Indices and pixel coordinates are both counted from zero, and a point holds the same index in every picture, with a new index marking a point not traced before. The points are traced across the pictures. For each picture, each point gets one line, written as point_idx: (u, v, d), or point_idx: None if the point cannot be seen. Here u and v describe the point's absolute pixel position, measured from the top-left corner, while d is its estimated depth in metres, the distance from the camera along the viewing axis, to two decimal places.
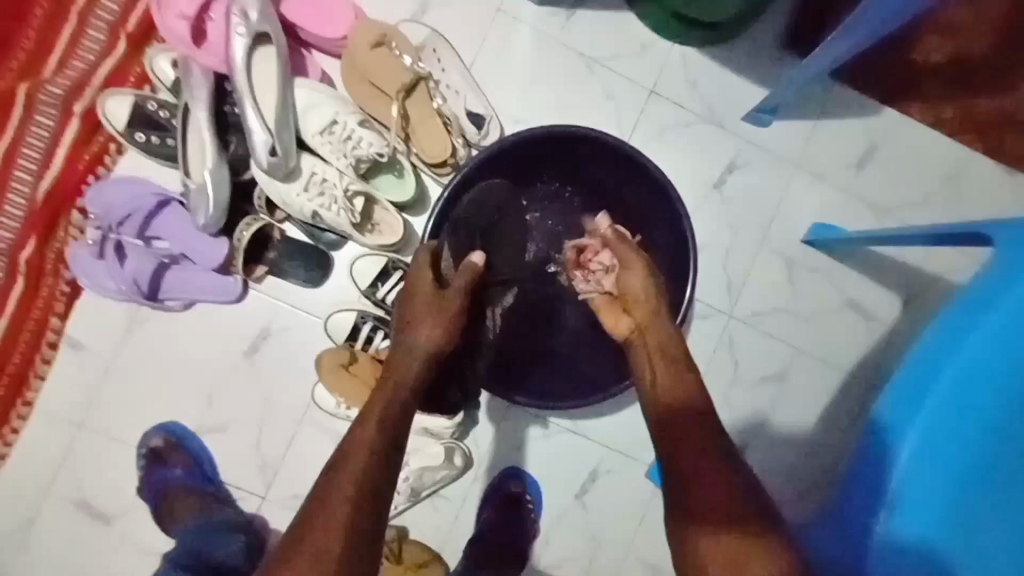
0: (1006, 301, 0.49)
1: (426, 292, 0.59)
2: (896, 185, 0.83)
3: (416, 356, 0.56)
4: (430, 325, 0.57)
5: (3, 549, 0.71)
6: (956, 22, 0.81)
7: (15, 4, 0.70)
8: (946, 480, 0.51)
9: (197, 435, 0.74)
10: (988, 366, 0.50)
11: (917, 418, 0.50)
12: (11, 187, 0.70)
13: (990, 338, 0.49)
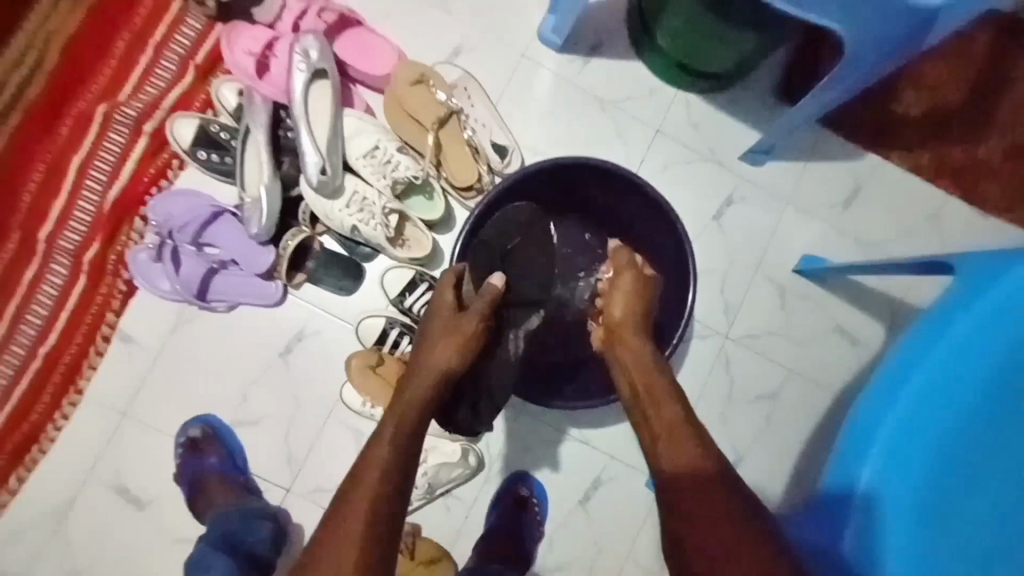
0: (964, 320, 0.56)
1: (445, 314, 0.64)
2: (879, 223, 0.91)
3: (432, 374, 0.60)
4: (447, 344, 0.62)
5: (43, 528, 0.76)
6: (929, 81, 0.91)
7: (101, 35, 0.79)
8: (916, 480, 0.57)
9: (232, 427, 0.79)
10: (951, 377, 0.56)
11: (885, 417, 0.56)
12: (83, 194, 0.78)
13: (935, 363, 0.56)
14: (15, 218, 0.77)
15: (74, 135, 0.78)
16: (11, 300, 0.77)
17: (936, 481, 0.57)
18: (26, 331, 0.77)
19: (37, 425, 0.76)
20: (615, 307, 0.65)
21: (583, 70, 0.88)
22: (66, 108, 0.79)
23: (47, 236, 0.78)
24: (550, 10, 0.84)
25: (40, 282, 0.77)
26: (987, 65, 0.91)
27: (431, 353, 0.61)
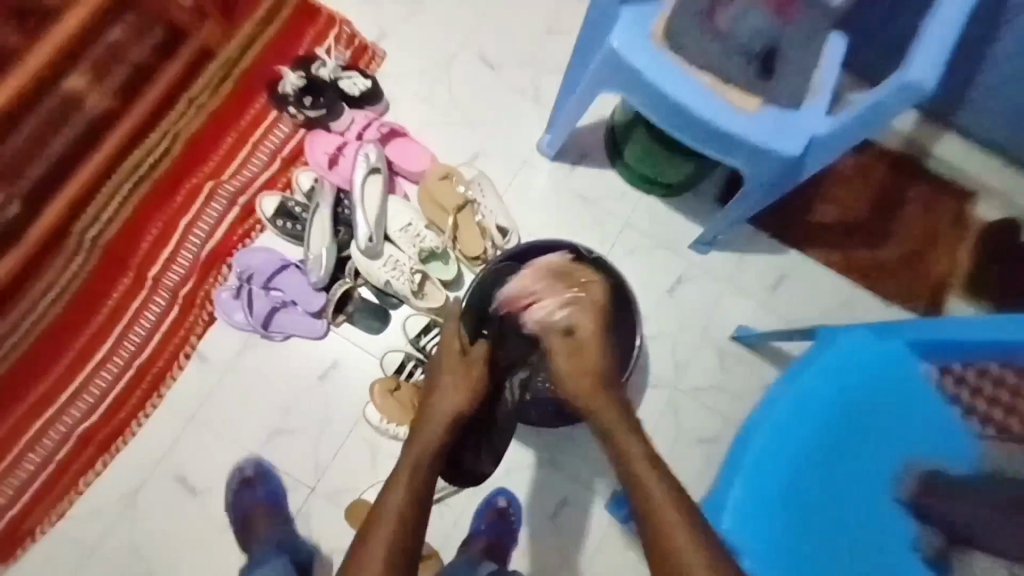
0: (830, 360, 0.75)
1: (452, 362, 0.81)
2: (800, 304, 1.15)
3: (442, 419, 0.74)
4: (454, 391, 0.77)
5: (115, 507, 0.94)
6: (838, 197, 1.18)
7: (216, 133, 1.09)
8: (799, 485, 0.72)
9: (275, 435, 0.99)
10: (824, 403, 0.74)
11: (774, 431, 0.72)
12: (186, 245, 1.04)
13: (810, 396, 0.73)
14: (134, 261, 1.02)
15: (186, 202, 1.05)
16: (120, 322, 1.00)
17: (810, 496, 0.72)
18: (128, 347, 0.99)
19: (123, 422, 0.96)
20: (575, 352, 0.76)
21: (569, 175, 1.15)
22: (183, 182, 1.06)
23: (156, 275, 1.02)
24: (546, 132, 1.13)
25: (145, 309, 1.01)
26: (883, 189, 1.19)
27: (439, 397, 0.76)
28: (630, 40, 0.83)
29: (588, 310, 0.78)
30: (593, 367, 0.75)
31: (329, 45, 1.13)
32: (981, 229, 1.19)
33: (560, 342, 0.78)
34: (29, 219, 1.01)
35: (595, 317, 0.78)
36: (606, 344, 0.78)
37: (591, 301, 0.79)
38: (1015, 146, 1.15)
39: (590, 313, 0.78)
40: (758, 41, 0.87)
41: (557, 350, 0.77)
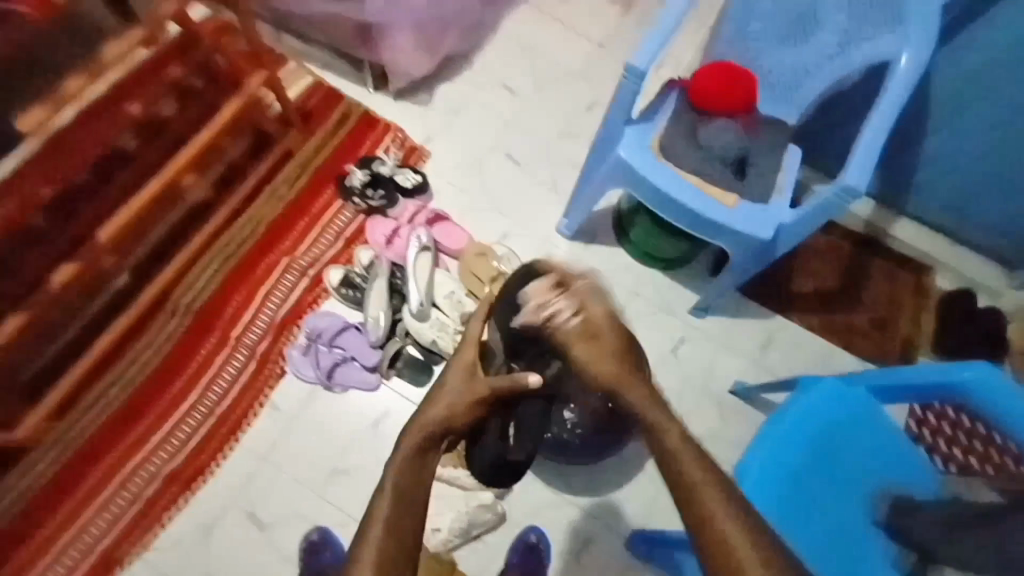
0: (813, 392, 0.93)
1: (459, 369, 0.69)
2: (787, 362, 1.32)
3: (432, 424, 0.65)
4: (450, 399, 0.66)
5: (193, 538, 1.08)
6: (814, 270, 1.38)
7: (291, 218, 1.31)
8: (795, 488, 0.87)
9: (334, 475, 1.14)
10: (811, 425, 0.90)
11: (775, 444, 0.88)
12: (264, 310, 1.24)
13: (800, 420, 0.90)
14: (220, 325, 1.22)
15: (264, 275, 1.26)
16: (206, 376, 1.18)
17: (805, 495, 0.87)
18: (212, 397, 1.17)
19: (204, 464, 1.12)
20: (594, 350, 0.64)
21: (584, 251, 1.36)
22: (263, 259, 1.28)
23: (238, 336, 1.22)
24: (564, 215, 1.35)
25: (227, 365, 1.19)
26: (852, 263, 1.39)
27: (437, 403, 0.66)
28: (631, 149, 1.08)
29: (596, 303, 0.66)
30: (614, 363, 0.63)
31: (383, 150, 1.38)
32: (937, 297, 1.38)
33: (579, 342, 0.64)
34: (134, 290, 1.21)
35: (607, 312, 0.65)
36: (621, 336, 0.65)
37: (595, 301, 0.65)
38: (958, 228, 1.37)
39: (601, 302, 0.66)
40: (731, 151, 1.09)
41: (575, 347, 0.65)
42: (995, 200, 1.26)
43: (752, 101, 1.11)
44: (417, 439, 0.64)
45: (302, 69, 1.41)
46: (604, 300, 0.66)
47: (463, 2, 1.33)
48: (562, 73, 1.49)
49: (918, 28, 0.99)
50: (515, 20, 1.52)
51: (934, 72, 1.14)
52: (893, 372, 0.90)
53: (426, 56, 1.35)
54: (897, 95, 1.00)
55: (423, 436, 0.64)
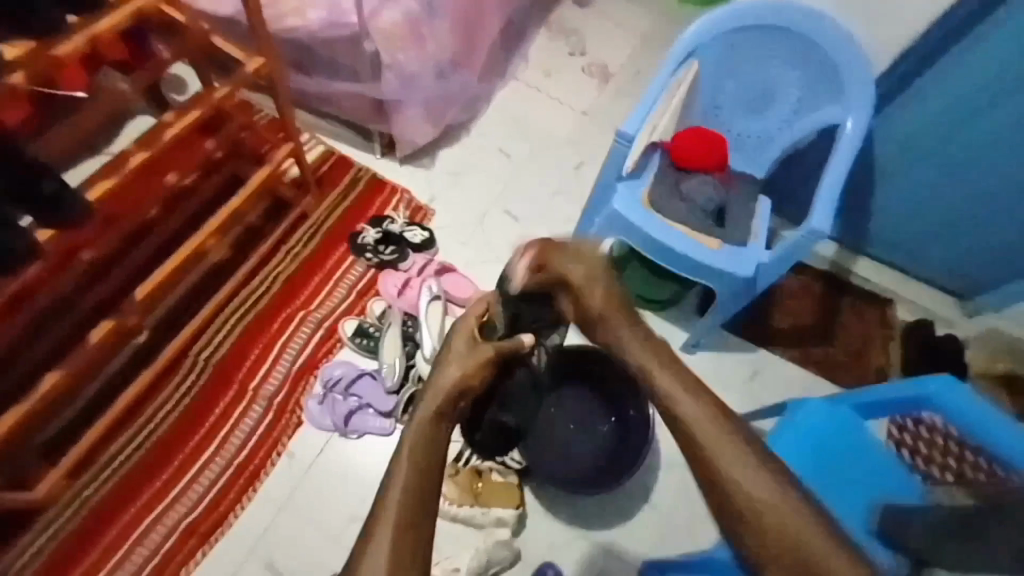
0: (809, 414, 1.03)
1: (462, 344, 0.76)
2: (774, 392, 1.42)
3: (438, 393, 0.72)
4: (457, 366, 0.74)
5: None
6: (790, 307, 1.51)
7: (306, 273, 1.39)
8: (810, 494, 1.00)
9: (353, 521, 1.17)
10: (812, 440, 1.02)
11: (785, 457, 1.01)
12: (281, 361, 1.28)
13: (803, 436, 1.02)
14: (237, 377, 1.26)
15: (282, 326, 1.32)
16: (224, 428, 1.21)
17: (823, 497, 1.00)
18: (230, 448, 1.20)
19: (223, 514, 1.15)
20: (581, 294, 0.79)
21: None
22: (280, 312, 1.34)
23: (255, 387, 1.26)
24: None
25: (245, 416, 1.23)
26: (823, 299, 1.53)
27: (448, 368, 0.74)
28: (624, 204, 1.21)
29: (576, 261, 0.79)
30: (601, 300, 0.78)
31: (392, 210, 1.48)
32: (902, 328, 1.51)
33: (568, 304, 0.81)
34: (155, 348, 1.25)
35: (588, 271, 0.79)
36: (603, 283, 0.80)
37: (577, 260, 0.79)
38: (911, 265, 1.52)
39: (577, 265, 0.79)
40: (711, 203, 1.25)
41: (568, 310, 0.81)
42: (938, 240, 1.44)
43: (723, 159, 1.29)
44: (429, 405, 0.71)
45: (316, 140, 1.53)
46: (583, 258, 0.79)
47: (463, 81, 1.50)
48: (552, 139, 1.65)
49: (858, 99, 1.19)
50: (506, 94, 1.70)
51: (876, 134, 1.33)
52: (871, 392, 1.03)
53: (430, 126, 1.49)
54: (846, 153, 1.19)
55: (436, 406, 0.71)
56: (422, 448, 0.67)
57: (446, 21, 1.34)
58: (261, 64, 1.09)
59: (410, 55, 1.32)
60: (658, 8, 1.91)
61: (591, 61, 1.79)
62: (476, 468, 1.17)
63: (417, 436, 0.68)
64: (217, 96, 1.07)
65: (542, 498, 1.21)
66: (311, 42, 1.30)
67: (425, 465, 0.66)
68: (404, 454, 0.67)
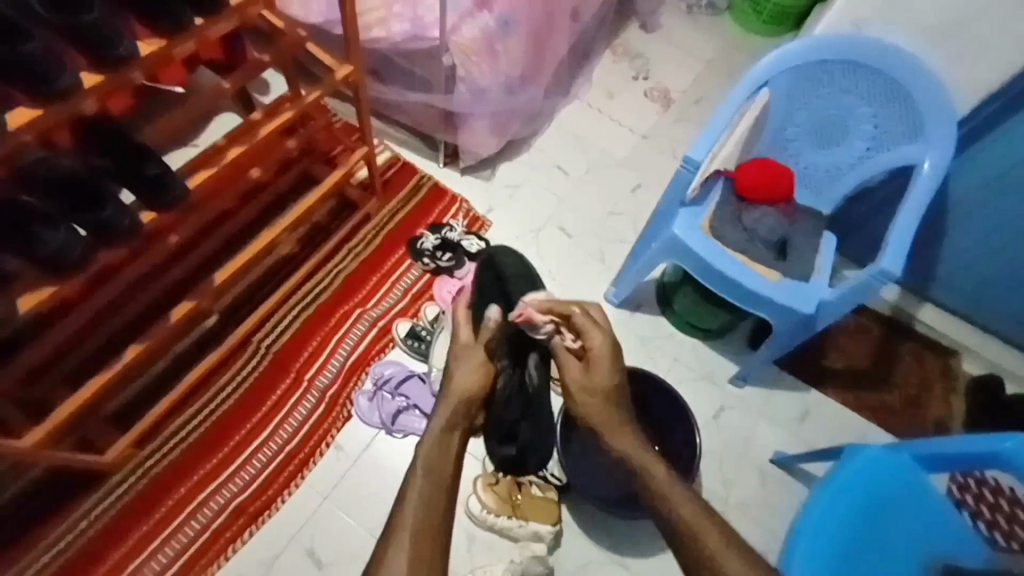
0: (864, 455, 1.00)
1: (473, 371, 0.92)
2: (826, 435, 1.37)
3: (456, 399, 0.89)
4: (474, 377, 0.91)
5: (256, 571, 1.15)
6: (847, 349, 1.46)
7: (364, 272, 1.43)
8: (843, 543, 0.94)
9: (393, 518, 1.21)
10: (872, 478, 0.99)
11: (840, 487, 0.97)
12: (335, 355, 1.33)
13: (862, 472, 0.99)
14: (295, 367, 1.31)
15: (338, 322, 1.37)
16: (279, 414, 1.27)
17: (874, 529, 0.96)
18: (282, 434, 1.25)
19: (271, 498, 1.20)
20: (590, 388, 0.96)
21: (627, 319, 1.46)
22: (339, 306, 1.39)
23: (311, 378, 1.31)
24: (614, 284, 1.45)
25: (300, 404, 1.28)
26: (883, 343, 1.47)
27: (465, 376, 0.92)
28: (685, 230, 1.22)
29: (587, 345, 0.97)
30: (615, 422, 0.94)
31: (450, 218, 1.52)
32: (967, 381, 1.44)
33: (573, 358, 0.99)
34: (222, 331, 1.31)
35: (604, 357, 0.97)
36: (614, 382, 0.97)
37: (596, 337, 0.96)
38: (980, 316, 1.46)
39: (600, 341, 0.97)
40: (774, 235, 1.25)
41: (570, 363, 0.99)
42: (1012, 291, 1.37)
43: (790, 193, 1.28)
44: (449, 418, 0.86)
45: (384, 145, 1.59)
46: (602, 333, 0.96)
47: (529, 98, 1.54)
48: (610, 160, 1.67)
49: (940, 141, 1.16)
50: (568, 114, 1.73)
51: (951, 180, 1.29)
52: (934, 442, 1.00)
53: (494, 139, 1.53)
54: (924, 195, 1.16)
55: (448, 420, 0.86)
56: (435, 455, 0.81)
57: (520, 40, 1.38)
58: (350, 72, 1.15)
59: (484, 70, 1.37)
60: (726, 37, 1.92)
61: (654, 86, 1.80)
62: (515, 480, 1.19)
63: (430, 451, 0.81)
64: (307, 100, 1.13)
65: (579, 516, 1.21)
66: (392, 53, 1.37)
67: (436, 475, 0.78)
68: (420, 471, 0.79)
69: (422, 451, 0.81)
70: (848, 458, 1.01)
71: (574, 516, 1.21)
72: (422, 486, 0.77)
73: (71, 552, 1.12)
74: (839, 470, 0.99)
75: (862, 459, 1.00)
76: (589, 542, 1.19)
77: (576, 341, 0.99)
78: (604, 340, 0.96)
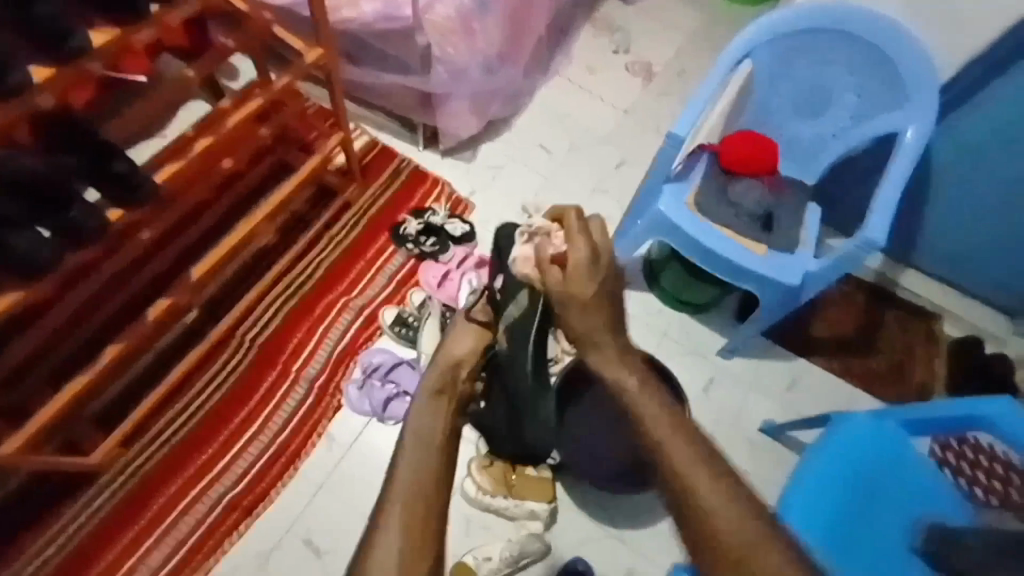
0: (852, 420, 1.02)
1: (466, 340, 0.92)
2: (812, 402, 1.40)
3: (450, 357, 0.88)
4: (466, 339, 0.92)
5: (253, 565, 1.15)
6: (832, 316, 1.48)
7: (348, 261, 1.41)
8: (832, 509, 0.96)
9: None
10: (860, 443, 1.01)
11: (828, 452, 0.99)
12: (322, 346, 1.32)
13: (852, 435, 1.01)
14: (281, 360, 1.29)
15: (324, 312, 1.35)
16: (267, 409, 1.25)
17: (861, 492, 0.99)
18: (272, 428, 1.24)
19: (264, 492, 1.19)
20: (581, 292, 0.68)
21: None
22: (322, 297, 1.36)
23: (298, 370, 1.29)
24: None
25: (287, 398, 1.27)
26: (868, 310, 1.49)
27: (457, 341, 0.92)
28: (670, 205, 1.22)
29: (582, 239, 0.69)
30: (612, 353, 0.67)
31: (433, 202, 1.49)
32: (948, 343, 1.47)
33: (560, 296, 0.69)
34: (203, 328, 1.29)
35: (595, 274, 0.68)
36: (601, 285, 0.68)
37: (580, 244, 0.69)
38: (960, 280, 1.48)
39: (587, 250, 0.69)
40: (759, 207, 1.24)
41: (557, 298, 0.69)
42: (994, 254, 1.39)
43: (773, 165, 1.27)
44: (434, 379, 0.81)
45: (360, 129, 1.55)
46: (590, 244, 0.69)
47: (508, 76, 1.50)
48: (592, 137, 1.64)
49: (923, 108, 1.16)
50: (548, 90, 1.69)
51: (932, 147, 1.29)
52: (923, 407, 1.02)
53: (474, 119, 1.50)
54: (906, 161, 1.16)
55: (435, 381, 0.80)
56: (424, 425, 0.72)
57: (496, 15, 1.34)
58: (320, 55, 1.11)
59: (461, 48, 1.33)
60: (706, 6, 1.89)
61: (634, 59, 1.77)
62: (509, 462, 1.19)
63: (418, 413, 0.74)
64: (278, 87, 1.09)
65: (574, 493, 1.23)
66: (364, 33, 1.32)
67: (427, 438, 0.70)
68: (407, 439, 0.70)
69: (409, 423, 0.72)
70: (836, 423, 1.03)
71: (570, 494, 1.22)
72: (408, 455, 0.69)
73: (62, 556, 1.11)
74: (829, 435, 1.01)
75: (850, 424, 1.02)
76: (585, 518, 1.21)
77: (555, 267, 0.70)
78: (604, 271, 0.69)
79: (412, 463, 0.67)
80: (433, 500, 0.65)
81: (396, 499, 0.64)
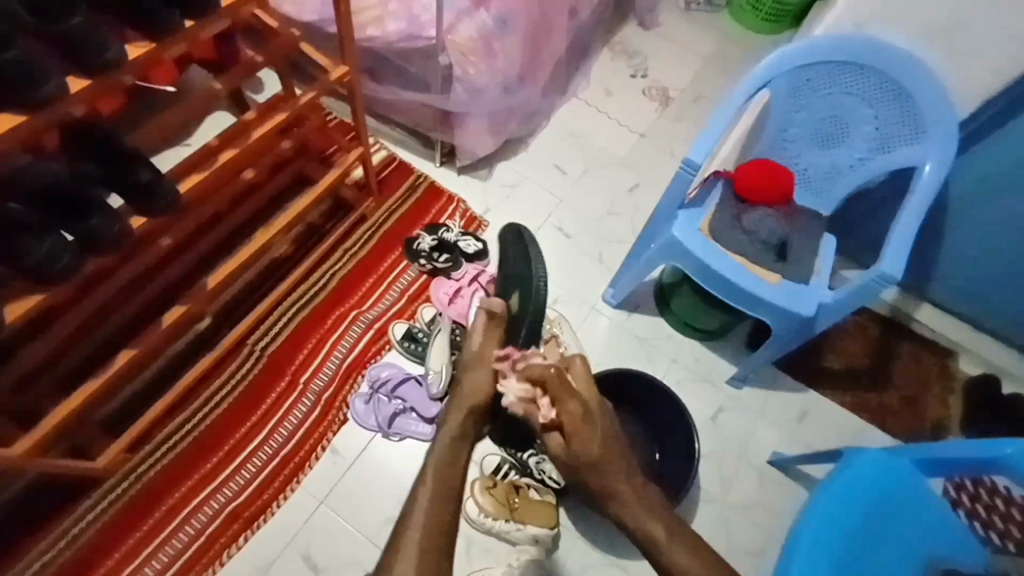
0: (867, 455, 1.01)
1: (477, 377, 1.07)
2: (824, 435, 1.37)
3: (467, 397, 1.04)
4: (478, 378, 1.07)
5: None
6: (845, 348, 1.46)
7: (361, 274, 1.42)
8: (845, 548, 0.93)
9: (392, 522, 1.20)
10: (874, 480, 0.99)
11: (842, 488, 0.97)
12: (331, 358, 1.32)
13: (866, 472, 0.99)
14: (290, 370, 1.30)
15: (334, 324, 1.35)
16: (273, 419, 1.26)
17: (876, 530, 0.96)
18: (278, 438, 1.24)
19: (266, 503, 1.19)
20: (578, 431, 0.94)
21: (625, 320, 1.45)
22: (334, 308, 1.37)
23: (306, 381, 1.29)
24: (612, 283, 1.44)
25: (294, 409, 1.27)
26: (882, 343, 1.47)
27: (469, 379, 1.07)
28: (685, 231, 1.21)
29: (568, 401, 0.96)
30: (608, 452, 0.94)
31: (447, 218, 1.50)
32: (964, 381, 1.44)
33: (565, 417, 0.95)
34: (215, 335, 1.30)
35: (584, 413, 0.95)
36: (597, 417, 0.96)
37: (570, 403, 0.95)
38: (977, 316, 1.46)
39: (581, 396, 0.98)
40: (774, 236, 1.24)
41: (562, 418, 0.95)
42: (1013, 292, 1.37)
43: (789, 195, 1.27)
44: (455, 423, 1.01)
45: (379, 144, 1.57)
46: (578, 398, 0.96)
47: (527, 97, 1.52)
48: (607, 159, 1.65)
49: (940, 143, 1.16)
50: (565, 112, 1.71)
51: (951, 181, 1.29)
52: (936, 446, 0.99)
53: (490, 139, 1.52)
54: (924, 196, 1.16)
55: (455, 429, 1.00)
56: (443, 471, 0.93)
57: (517, 38, 1.37)
58: (344, 73, 1.13)
59: (481, 70, 1.35)
60: (724, 34, 1.90)
61: (652, 83, 1.78)
62: (513, 483, 1.18)
63: (440, 458, 0.95)
64: (301, 102, 1.11)
65: (577, 518, 1.21)
66: (386, 52, 1.35)
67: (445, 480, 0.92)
68: (429, 479, 0.92)
69: (430, 468, 0.94)
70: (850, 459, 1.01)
71: (573, 519, 1.21)
72: (426, 498, 0.89)
73: (62, 560, 1.11)
74: (843, 470, 1.00)
75: (865, 459, 1.00)
76: (588, 545, 1.19)
77: (550, 411, 0.97)
78: (587, 392, 1.00)
79: (427, 510, 0.88)
80: (441, 526, 0.87)
81: (414, 533, 0.85)
